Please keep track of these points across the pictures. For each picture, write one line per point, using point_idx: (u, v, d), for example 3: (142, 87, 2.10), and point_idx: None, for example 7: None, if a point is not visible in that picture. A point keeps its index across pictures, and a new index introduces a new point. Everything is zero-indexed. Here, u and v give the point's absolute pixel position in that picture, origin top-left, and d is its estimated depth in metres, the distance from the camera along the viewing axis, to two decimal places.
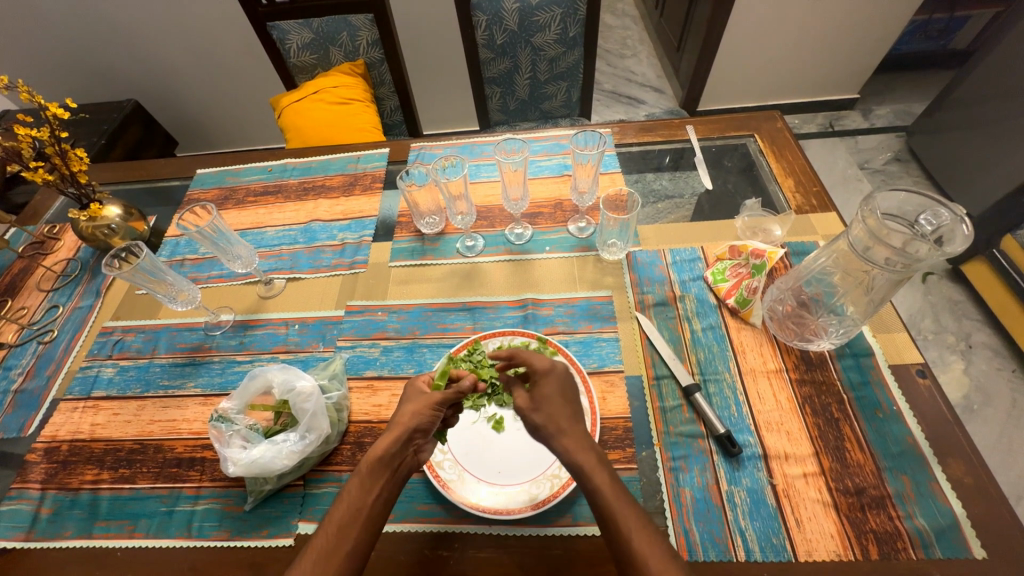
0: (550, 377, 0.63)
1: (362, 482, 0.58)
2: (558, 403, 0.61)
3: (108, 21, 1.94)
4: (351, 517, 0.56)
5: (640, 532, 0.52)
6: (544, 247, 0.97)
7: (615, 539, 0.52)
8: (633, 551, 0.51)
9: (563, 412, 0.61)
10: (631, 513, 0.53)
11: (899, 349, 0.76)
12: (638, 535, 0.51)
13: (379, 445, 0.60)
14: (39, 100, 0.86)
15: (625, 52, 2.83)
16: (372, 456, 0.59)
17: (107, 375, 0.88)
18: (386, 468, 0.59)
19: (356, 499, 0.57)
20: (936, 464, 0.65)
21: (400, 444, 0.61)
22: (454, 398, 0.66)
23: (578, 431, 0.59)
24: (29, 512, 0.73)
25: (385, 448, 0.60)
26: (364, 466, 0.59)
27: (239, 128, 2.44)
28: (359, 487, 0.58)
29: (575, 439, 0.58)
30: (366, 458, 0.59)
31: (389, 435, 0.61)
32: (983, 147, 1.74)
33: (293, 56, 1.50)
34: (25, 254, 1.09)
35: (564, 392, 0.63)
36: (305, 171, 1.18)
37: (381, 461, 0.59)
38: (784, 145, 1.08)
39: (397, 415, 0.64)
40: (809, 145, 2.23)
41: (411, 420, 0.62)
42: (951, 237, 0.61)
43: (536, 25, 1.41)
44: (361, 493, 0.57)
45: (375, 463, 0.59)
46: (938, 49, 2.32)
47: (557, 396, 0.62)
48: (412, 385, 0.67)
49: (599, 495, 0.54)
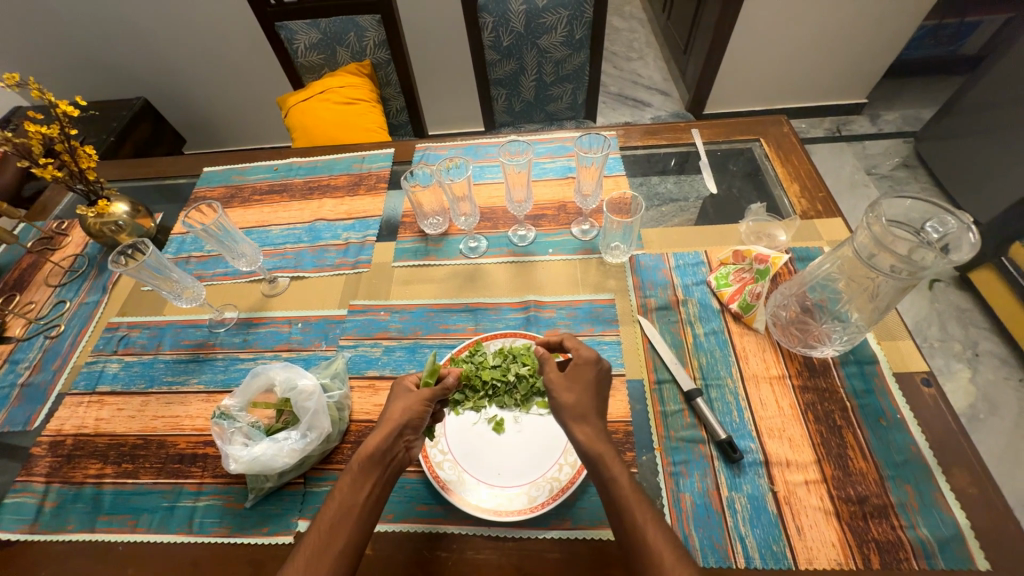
0: (590, 365, 0.63)
1: (354, 479, 0.58)
2: (573, 400, 0.61)
3: (120, 18, 1.96)
4: (343, 514, 0.56)
5: (651, 523, 0.52)
6: (547, 249, 0.97)
7: (628, 532, 0.52)
8: (647, 548, 0.51)
9: (574, 411, 0.60)
10: (645, 508, 0.53)
11: (904, 357, 0.76)
12: (647, 530, 0.51)
13: (369, 441, 0.60)
14: (50, 97, 0.86)
15: (632, 55, 2.82)
16: (364, 454, 0.59)
17: (112, 371, 0.89)
18: (378, 465, 0.59)
19: (347, 495, 0.57)
20: (940, 474, 0.64)
21: (392, 440, 0.61)
22: (442, 395, 0.67)
23: (595, 424, 0.59)
24: (33, 505, 0.74)
25: (375, 445, 0.60)
26: (355, 464, 0.58)
27: (246, 127, 2.46)
28: (351, 483, 0.58)
29: (593, 429, 0.59)
30: (356, 456, 0.59)
31: (381, 431, 0.61)
32: (992, 153, 1.73)
33: (301, 56, 1.51)
34: (33, 249, 1.10)
35: (599, 382, 0.63)
36: (310, 171, 1.18)
37: (372, 459, 0.59)
38: (789, 150, 1.07)
39: (387, 412, 0.64)
40: (816, 149, 2.22)
41: (401, 416, 0.62)
42: (957, 246, 0.61)
43: (542, 27, 1.41)
44: (354, 490, 0.57)
45: (367, 460, 0.59)
46: (948, 54, 2.30)
47: (590, 383, 0.62)
48: (398, 383, 0.68)
49: (617, 486, 0.54)
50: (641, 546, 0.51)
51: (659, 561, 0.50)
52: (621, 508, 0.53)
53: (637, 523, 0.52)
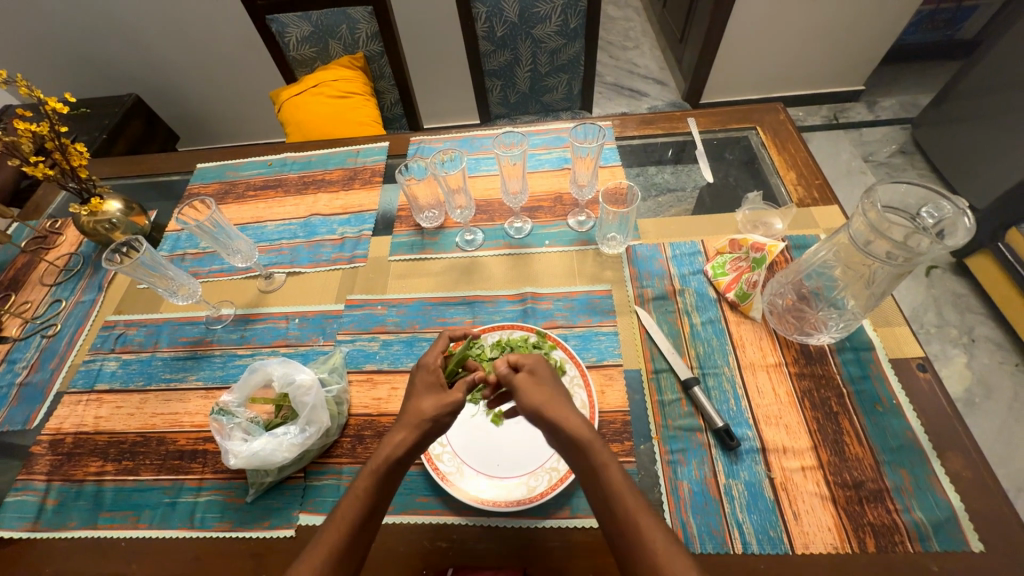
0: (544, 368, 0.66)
1: (377, 477, 0.58)
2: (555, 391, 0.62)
3: (108, 13, 1.93)
4: (366, 513, 0.56)
5: (642, 513, 0.51)
6: (543, 241, 0.96)
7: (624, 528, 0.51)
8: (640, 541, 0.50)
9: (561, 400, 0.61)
10: (637, 500, 0.52)
11: (900, 343, 0.76)
12: (646, 523, 0.51)
13: (395, 444, 0.60)
14: (38, 95, 0.85)
15: (628, 44, 2.80)
16: (390, 456, 0.59)
17: (110, 369, 0.89)
18: (400, 467, 0.60)
19: (370, 497, 0.57)
20: (935, 458, 0.65)
21: (417, 442, 0.61)
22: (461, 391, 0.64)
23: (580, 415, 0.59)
24: (34, 503, 0.74)
25: (403, 451, 0.60)
26: (382, 464, 0.58)
27: (239, 122, 2.44)
28: (374, 485, 0.58)
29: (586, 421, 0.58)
30: (381, 457, 0.59)
31: (404, 432, 0.61)
32: (989, 138, 1.72)
33: (293, 50, 1.49)
34: (27, 248, 1.10)
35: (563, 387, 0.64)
36: (305, 166, 1.17)
37: (397, 461, 0.59)
38: (786, 138, 1.07)
39: (413, 409, 0.63)
40: (813, 137, 2.21)
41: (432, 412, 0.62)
42: (952, 230, 0.61)
43: (536, 16, 1.40)
44: (377, 488, 0.58)
45: (393, 462, 0.59)
46: (945, 39, 2.29)
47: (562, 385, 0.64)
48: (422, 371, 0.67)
49: (606, 474, 0.54)
50: (643, 538, 0.50)
51: (658, 555, 0.49)
52: (612, 500, 0.53)
53: (631, 511, 0.52)
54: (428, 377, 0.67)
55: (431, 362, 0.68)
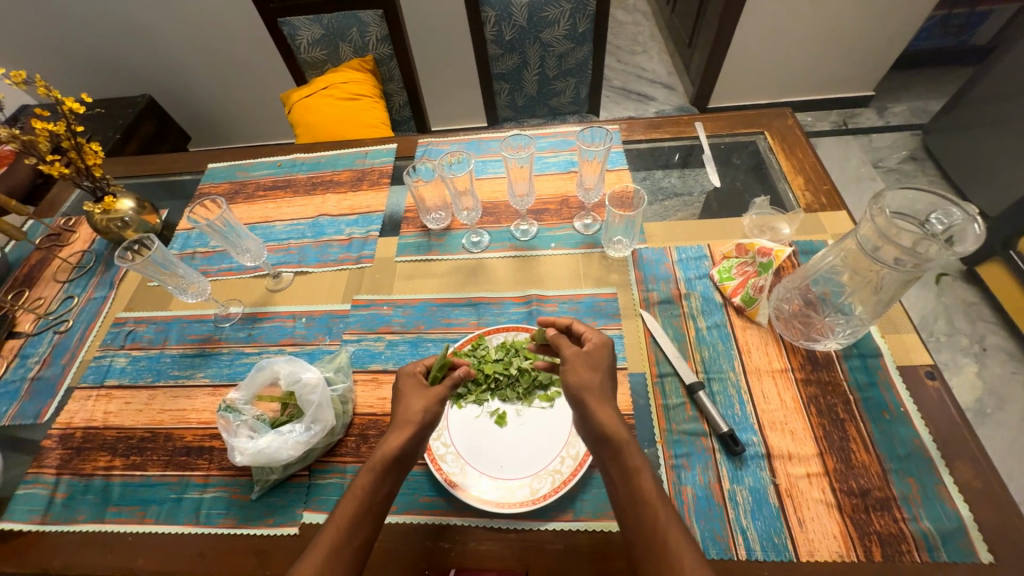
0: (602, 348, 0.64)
1: (374, 476, 0.58)
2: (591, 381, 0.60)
3: (124, 15, 1.96)
4: (361, 511, 0.56)
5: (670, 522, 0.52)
6: (549, 243, 0.97)
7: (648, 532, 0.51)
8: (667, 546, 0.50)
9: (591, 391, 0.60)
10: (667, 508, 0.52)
11: (908, 351, 0.75)
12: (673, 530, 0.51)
13: (393, 443, 0.60)
14: (56, 95, 0.87)
15: (635, 48, 2.80)
16: (388, 454, 0.59)
17: (120, 365, 0.90)
18: (397, 467, 0.60)
19: (368, 495, 0.57)
20: (944, 467, 0.64)
21: (415, 441, 0.62)
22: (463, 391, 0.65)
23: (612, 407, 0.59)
24: (44, 496, 0.75)
25: (400, 448, 0.60)
26: (379, 462, 0.59)
27: (250, 123, 2.47)
28: (371, 484, 0.58)
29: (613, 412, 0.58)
30: (379, 456, 0.60)
31: (402, 432, 0.61)
32: (1001, 145, 1.70)
33: (303, 52, 1.51)
34: (42, 246, 1.12)
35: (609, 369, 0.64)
36: (313, 167, 1.19)
37: (394, 459, 0.60)
38: (794, 143, 1.06)
39: (402, 413, 0.64)
40: (822, 142, 2.20)
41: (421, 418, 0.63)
42: (961, 237, 0.60)
43: (545, 21, 1.40)
44: (374, 487, 0.58)
45: (390, 461, 0.59)
46: (958, 45, 2.26)
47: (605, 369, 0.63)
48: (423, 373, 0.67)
49: (638, 478, 0.54)
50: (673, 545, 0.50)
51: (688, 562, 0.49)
52: (642, 503, 0.53)
53: (656, 522, 0.51)
54: (409, 379, 0.68)
55: (412, 368, 0.69)
